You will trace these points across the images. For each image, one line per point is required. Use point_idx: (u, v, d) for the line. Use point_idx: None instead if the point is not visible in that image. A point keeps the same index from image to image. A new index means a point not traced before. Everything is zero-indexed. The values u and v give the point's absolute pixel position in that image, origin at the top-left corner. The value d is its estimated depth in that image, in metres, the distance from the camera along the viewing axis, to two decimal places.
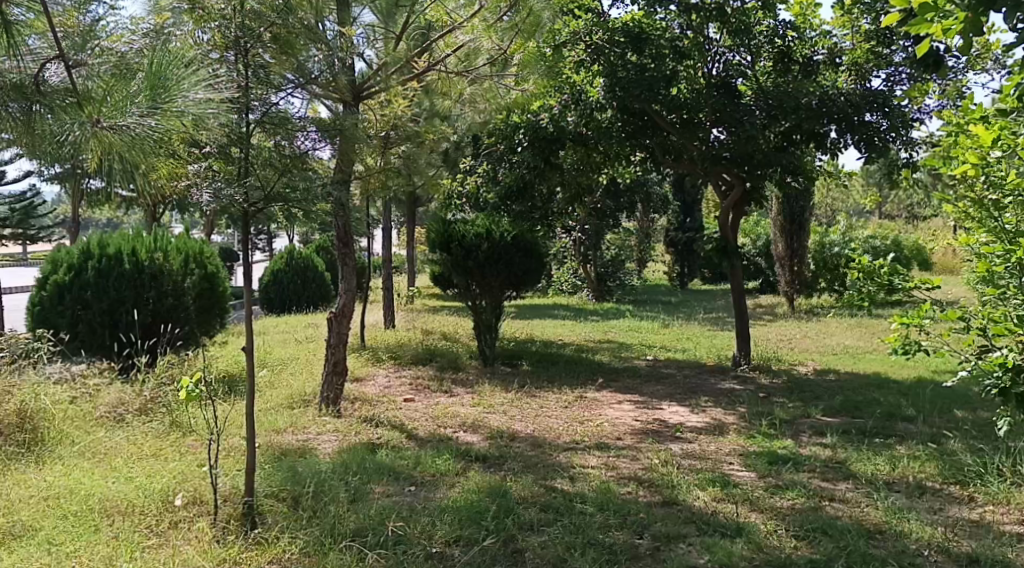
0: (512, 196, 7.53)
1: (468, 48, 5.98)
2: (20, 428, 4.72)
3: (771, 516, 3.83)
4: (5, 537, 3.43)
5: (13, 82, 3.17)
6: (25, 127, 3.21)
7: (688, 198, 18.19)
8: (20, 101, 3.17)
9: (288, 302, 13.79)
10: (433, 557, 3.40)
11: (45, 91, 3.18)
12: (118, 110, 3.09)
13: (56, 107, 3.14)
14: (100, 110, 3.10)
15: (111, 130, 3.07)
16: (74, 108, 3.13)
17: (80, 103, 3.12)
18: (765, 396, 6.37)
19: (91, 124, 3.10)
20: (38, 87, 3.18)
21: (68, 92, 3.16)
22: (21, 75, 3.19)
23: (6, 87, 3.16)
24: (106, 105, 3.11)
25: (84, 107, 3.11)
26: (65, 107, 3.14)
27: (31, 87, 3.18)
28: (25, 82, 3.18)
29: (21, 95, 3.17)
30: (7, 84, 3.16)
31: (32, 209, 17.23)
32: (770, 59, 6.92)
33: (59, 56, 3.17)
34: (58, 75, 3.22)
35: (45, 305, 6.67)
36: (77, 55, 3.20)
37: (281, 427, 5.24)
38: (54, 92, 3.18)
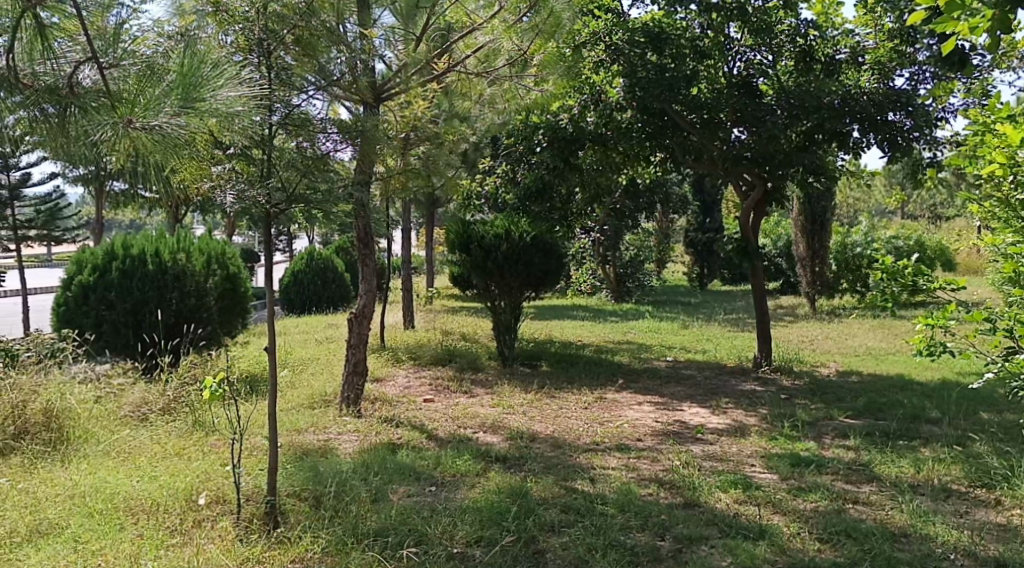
0: (532, 197, 7.42)
1: (488, 48, 6.02)
2: (46, 428, 4.77)
3: (794, 519, 3.81)
4: (33, 535, 3.47)
5: (47, 84, 3.17)
6: (60, 129, 3.20)
7: (708, 198, 18.16)
8: (55, 104, 3.17)
9: (309, 302, 13.87)
10: (455, 557, 3.40)
11: (80, 93, 3.18)
12: (150, 110, 3.09)
13: (91, 109, 3.15)
14: (133, 111, 3.10)
15: (144, 130, 3.08)
16: (107, 110, 3.13)
17: (112, 104, 3.12)
18: (787, 397, 6.33)
19: (124, 124, 3.09)
20: (73, 89, 3.18)
21: (100, 94, 3.17)
22: (55, 77, 3.19)
23: (40, 90, 3.16)
24: (138, 105, 3.10)
25: (117, 108, 3.11)
26: (99, 108, 3.14)
27: (65, 90, 3.18)
28: (59, 84, 3.18)
29: (56, 99, 3.17)
30: (39, 86, 3.15)
31: (58, 210, 17.48)
32: (792, 59, 6.86)
33: (91, 57, 3.16)
34: (91, 75, 3.19)
35: (70, 305, 6.74)
36: (109, 57, 3.19)
37: (303, 427, 5.27)
38: (88, 94, 3.17)
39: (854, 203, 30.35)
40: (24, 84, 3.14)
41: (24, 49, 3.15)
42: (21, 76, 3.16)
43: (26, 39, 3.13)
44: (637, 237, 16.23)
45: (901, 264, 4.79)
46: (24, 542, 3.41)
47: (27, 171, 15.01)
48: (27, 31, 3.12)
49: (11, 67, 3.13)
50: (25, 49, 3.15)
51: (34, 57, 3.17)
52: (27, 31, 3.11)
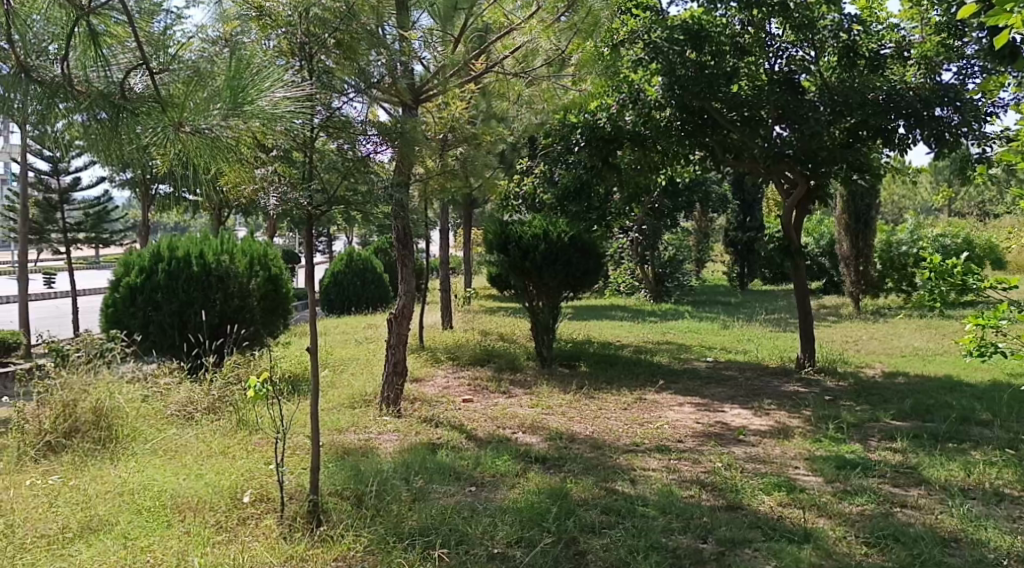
0: (569, 196, 7.50)
1: (526, 49, 6.02)
2: (96, 426, 4.87)
3: (840, 522, 3.74)
4: (84, 531, 3.54)
5: (100, 91, 3.18)
6: (113, 134, 3.20)
7: (747, 197, 17.96)
8: (108, 109, 3.18)
9: (348, 303, 14.00)
10: (495, 557, 3.40)
11: (131, 98, 3.20)
12: (200, 113, 3.15)
13: (142, 114, 3.17)
14: (184, 115, 3.15)
15: (194, 133, 3.16)
16: (159, 113, 3.17)
17: (163, 108, 3.17)
18: (831, 399, 6.22)
19: (175, 127, 3.16)
20: (125, 95, 3.20)
21: (152, 98, 3.20)
22: (107, 84, 3.21)
23: (93, 95, 3.17)
24: (188, 109, 3.16)
25: (168, 112, 3.16)
26: (151, 113, 3.17)
27: (118, 96, 3.20)
28: (112, 90, 3.20)
29: (109, 104, 3.18)
30: (93, 93, 3.17)
31: (106, 214, 17.90)
32: (835, 55, 6.68)
33: (143, 62, 3.20)
34: (143, 81, 3.23)
35: (118, 306, 6.90)
36: (160, 61, 3.24)
37: (343, 427, 5.31)
38: (140, 99, 3.20)
39: (899, 200, 29.81)
40: (78, 91, 3.17)
41: (78, 56, 3.18)
42: (76, 83, 3.19)
43: (79, 47, 3.18)
44: (675, 236, 16.13)
45: (949, 263, 4.69)
46: (77, 538, 3.49)
47: (78, 175, 15.41)
48: (79, 39, 3.17)
49: (66, 74, 3.16)
50: (78, 56, 3.19)
51: (87, 65, 3.19)
52: (79, 37, 3.17)
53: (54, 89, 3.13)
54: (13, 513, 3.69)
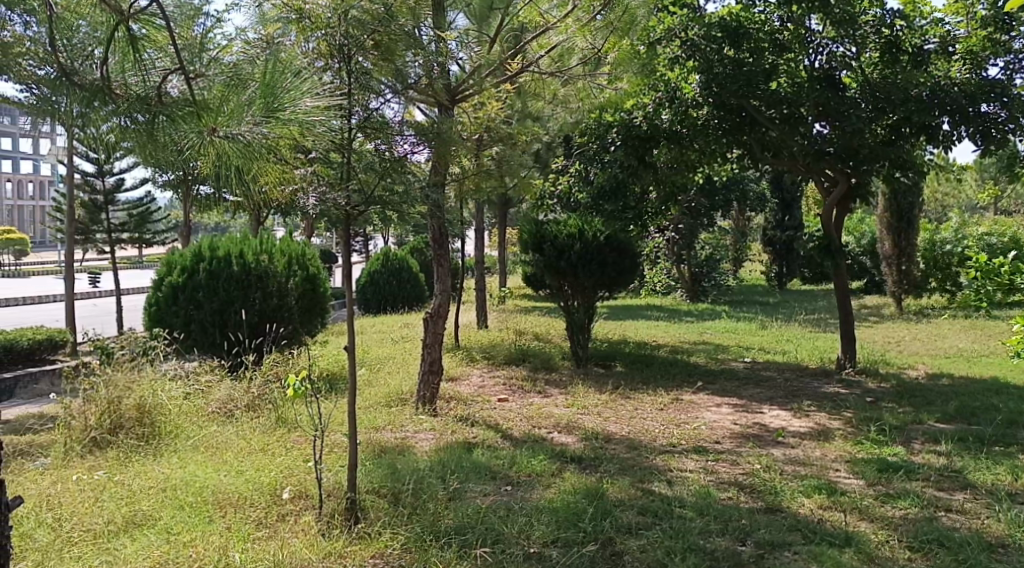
0: (604, 195, 7.55)
1: (561, 48, 6.07)
2: (140, 423, 4.97)
3: (883, 526, 3.68)
4: (129, 525, 3.61)
5: (138, 94, 3.23)
6: (150, 138, 3.27)
7: (786, 196, 17.74)
8: (145, 113, 3.22)
9: (385, 302, 14.08)
10: (531, 557, 3.39)
11: (166, 103, 3.23)
12: (233, 118, 3.17)
13: (179, 118, 3.21)
14: (216, 119, 3.17)
15: (226, 138, 3.17)
16: (193, 119, 3.19)
17: (198, 112, 3.18)
18: (873, 401, 6.12)
19: (208, 132, 3.18)
20: (161, 99, 3.23)
21: (186, 103, 3.22)
22: (145, 87, 3.25)
23: (131, 99, 3.22)
24: (222, 113, 3.17)
25: (202, 117, 3.18)
26: (185, 117, 3.20)
27: (154, 99, 3.24)
28: (149, 94, 3.24)
29: (146, 108, 3.22)
30: (131, 96, 3.23)
31: (149, 214, 18.16)
32: (877, 50, 6.54)
33: (179, 68, 3.21)
34: (179, 86, 3.25)
35: (161, 305, 7.03)
36: (196, 66, 3.26)
37: (380, 425, 5.35)
38: (176, 103, 3.22)
39: (943, 197, 29.21)
40: (117, 94, 3.22)
41: (118, 61, 3.23)
42: (115, 87, 3.24)
43: (119, 52, 3.22)
44: (712, 235, 15.98)
45: (997, 262, 4.62)
46: (121, 532, 3.55)
47: (122, 176, 15.76)
48: (119, 43, 3.21)
49: (106, 78, 3.22)
50: (118, 61, 3.23)
51: (126, 68, 3.24)
52: (119, 42, 3.21)
53: (94, 91, 3.19)
54: (61, 508, 3.77)
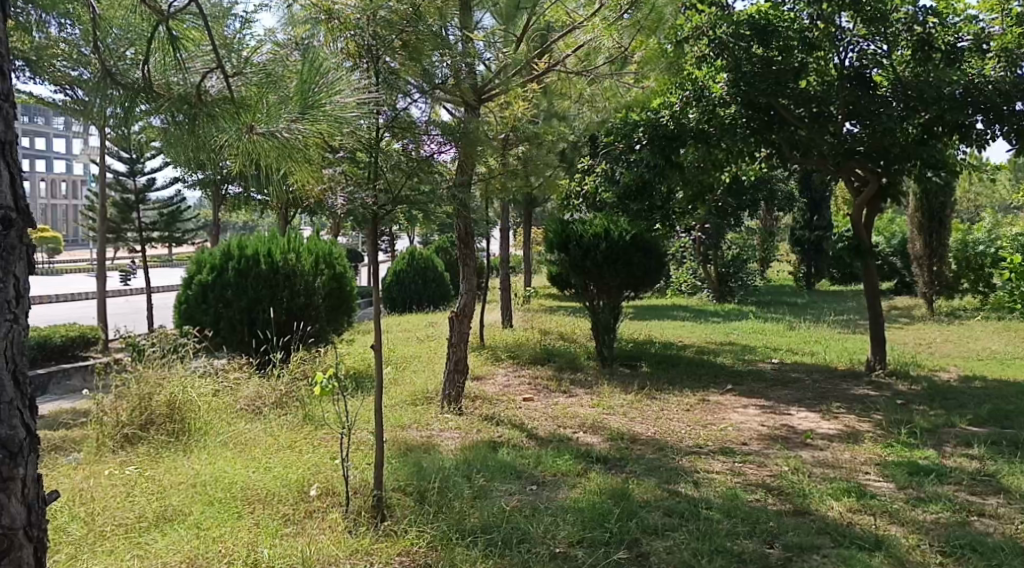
0: (630, 196, 7.48)
1: (588, 47, 6.00)
2: (170, 419, 5.03)
3: (913, 530, 3.63)
4: (159, 520, 3.66)
5: (179, 93, 3.21)
6: (191, 137, 3.28)
7: (816, 196, 17.55)
8: (187, 112, 3.22)
9: (410, 301, 14.13)
10: (557, 557, 3.39)
11: (207, 102, 3.24)
12: (271, 116, 3.25)
13: (218, 115, 3.24)
14: (256, 117, 3.25)
15: (265, 135, 3.26)
16: (231, 116, 3.25)
17: (237, 110, 3.25)
18: (904, 403, 6.04)
19: (247, 130, 3.26)
20: (202, 98, 3.23)
21: (226, 101, 3.26)
22: (185, 86, 3.23)
23: (173, 99, 3.20)
24: (260, 112, 3.25)
25: (241, 114, 3.25)
26: (224, 114, 3.24)
27: (195, 98, 3.23)
28: (190, 93, 3.23)
29: (187, 107, 3.22)
30: (173, 95, 3.20)
31: (179, 213, 18.34)
32: (908, 48, 6.45)
33: (218, 67, 3.20)
34: (219, 84, 3.26)
35: (190, 303, 7.12)
36: (236, 64, 3.27)
37: (407, 423, 5.37)
38: (215, 102, 3.24)
39: (976, 196, 28.77)
40: (160, 94, 3.19)
41: (158, 60, 3.19)
42: (157, 86, 3.21)
43: (159, 51, 3.18)
44: (739, 235, 15.85)
45: None
46: (151, 527, 3.59)
47: (153, 177, 16.01)
48: (158, 42, 3.17)
49: (147, 77, 3.19)
50: (159, 59, 3.19)
51: (167, 67, 3.20)
52: (158, 42, 3.17)
53: (137, 89, 3.17)
54: (93, 502, 3.83)
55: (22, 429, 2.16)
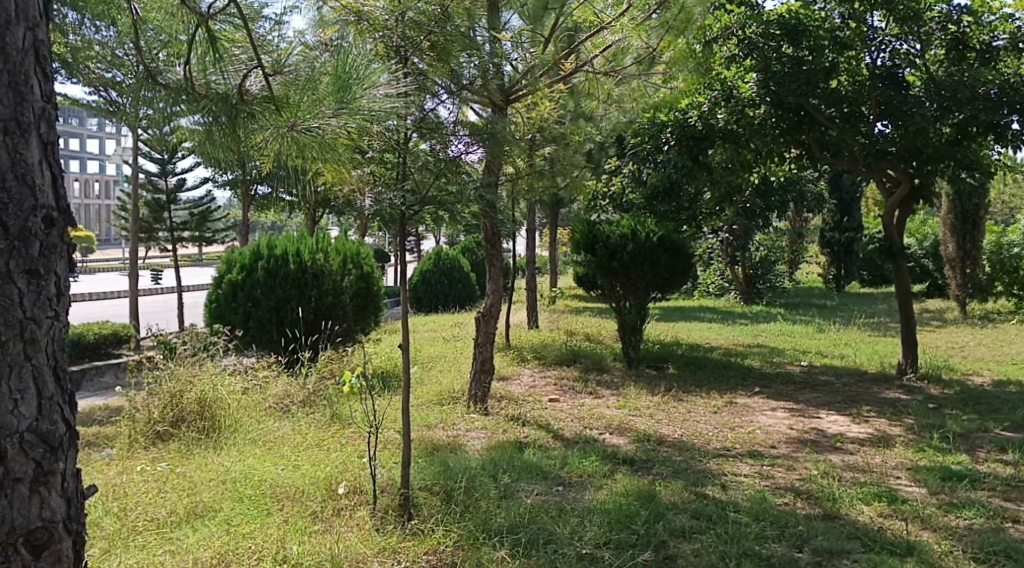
0: (658, 196, 7.33)
1: (616, 47, 5.99)
2: (200, 416, 5.09)
3: (946, 536, 3.59)
4: (191, 516, 3.70)
5: (220, 93, 3.22)
6: (232, 135, 3.27)
7: (846, 196, 17.35)
8: (227, 111, 3.23)
9: (437, 301, 14.18)
10: (583, 558, 3.37)
11: (248, 101, 3.26)
12: (311, 112, 3.23)
13: (259, 114, 3.26)
14: (297, 114, 3.24)
15: (306, 131, 3.25)
16: (273, 114, 3.26)
17: (278, 107, 3.25)
18: (936, 407, 5.96)
19: (287, 127, 3.26)
20: (243, 96, 3.25)
21: (267, 100, 3.26)
22: (225, 86, 3.24)
23: (213, 98, 3.21)
24: (301, 107, 3.24)
25: (282, 110, 3.25)
26: (267, 113, 3.26)
27: (236, 97, 3.25)
28: (231, 92, 3.24)
29: (227, 106, 3.23)
30: (213, 95, 3.21)
31: (209, 214, 18.54)
32: (942, 48, 6.38)
33: (258, 65, 3.23)
34: (259, 83, 3.27)
35: (221, 302, 7.21)
36: (275, 62, 3.27)
37: (433, 423, 5.39)
38: (257, 101, 3.26)
39: (1010, 197, 28.30)
40: (200, 93, 3.21)
41: (198, 59, 3.20)
42: (197, 86, 3.22)
43: (199, 51, 3.19)
44: (767, 236, 15.72)
45: None
46: (183, 523, 3.64)
47: (183, 178, 16.25)
48: (200, 44, 3.19)
49: (188, 77, 3.21)
50: (198, 59, 3.20)
51: (207, 67, 3.20)
52: (198, 42, 3.18)
53: (178, 89, 3.21)
54: (126, 497, 3.89)
55: (62, 424, 2.19)
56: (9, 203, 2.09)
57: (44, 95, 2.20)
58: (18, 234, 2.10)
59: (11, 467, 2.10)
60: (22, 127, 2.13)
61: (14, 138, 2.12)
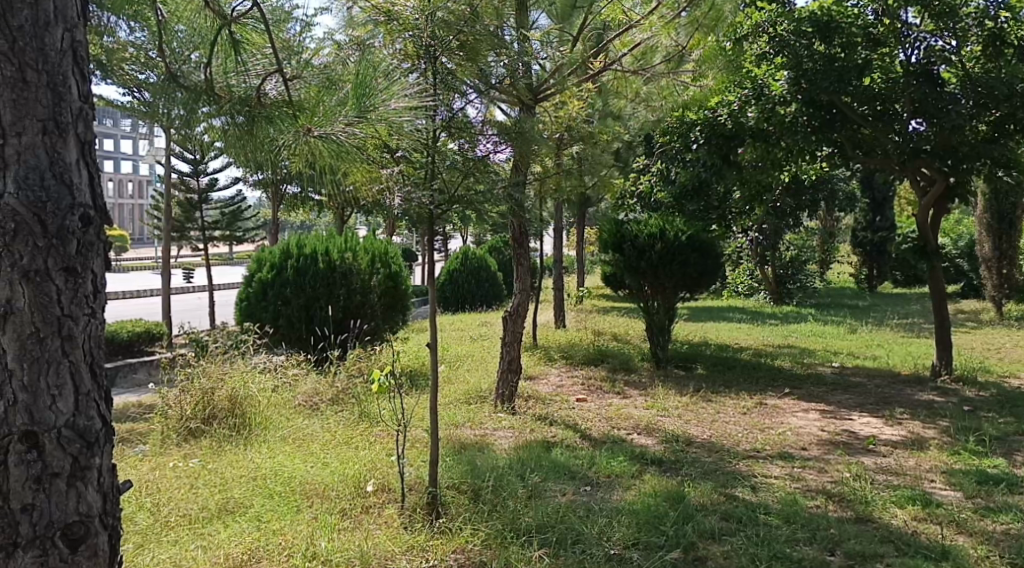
0: (686, 196, 7.72)
1: (645, 46, 5.93)
2: (231, 413, 5.15)
3: (982, 540, 3.52)
4: (221, 512, 3.74)
5: (239, 96, 3.28)
6: (249, 136, 3.32)
7: (878, 195, 17.12)
8: (245, 113, 3.27)
9: (464, 301, 14.20)
10: (612, 559, 3.35)
11: (266, 104, 3.30)
12: (327, 119, 3.26)
13: (277, 118, 3.29)
14: (313, 120, 3.26)
15: (322, 137, 3.25)
16: (291, 120, 3.28)
17: (295, 113, 3.28)
18: (971, 409, 5.86)
19: (304, 133, 3.27)
20: (261, 100, 3.30)
21: (284, 103, 3.31)
22: (245, 88, 3.30)
23: (233, 100, 3.27)
24: (317, 114, 3.27)
25: (299, 117, 3.28)
26: (284, 119, 3.29)
27: (254, 100, 3.30)
28: (250, 95, 3.30)
29: (245, 108, 3.27)
30: (233, 97, 3.27)
31: (239, 213, 18.68)
32: (978, 43, 6.16)
33: (278, 70, 3.28)
34: (278, 87, 3.32)
35: (251, 301, 7.27)
36: (294, 66, 3.33)
37: (460, 422, 5.38)
38: (274, 104, 3.30)
39: None
40: (220, 96, 3.26)
41: (220, 63, 3.29)
42: (218, 88, 3.28)
43: (221, 55, 3.29)
44: (797, 236, 15.57)
45: None
46: (214, 518, 3.68)
47: (214, 178, 16.41)
48: (222, 47, 3.28)
49: (209, 80, 3.26)
50: (221, 63, 3.29)
51: (228, 70, 3.29)
52: (220, 45, 3.28)
53: (200, 92, 3.24)
54: (159, 493, 3.94)
55: (99, 420, 2.23)
56: (48, 202, 2.12)
57: (82, 95, 2.24)
58: (56, 233, 2.13)
59: (49, 462, 2.13)
60: (60, 127, 2.17)
61: (52, 138, 2.15)
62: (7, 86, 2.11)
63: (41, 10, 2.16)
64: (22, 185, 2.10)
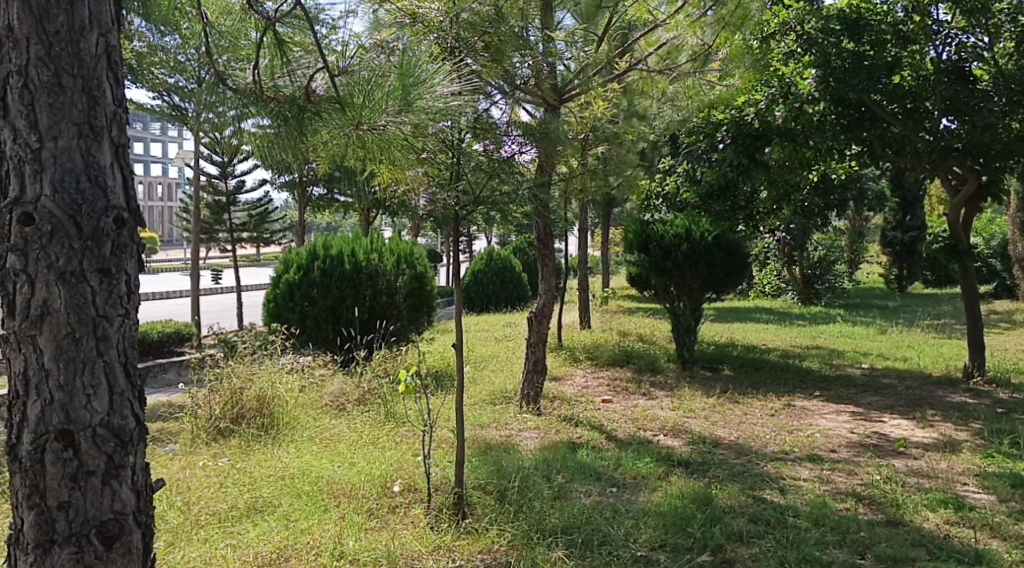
0: (713, 196, 7.56)
1: (670, 46, 5.93)
2: (260, 413, 5.19)
3: (1016, 545, 3.46)
4: (251, 511, 3.78)
5: (288, 96, 3.25)
6: (298, 136, 3.29)
7: (908, 194, 16.92)
8: (295, 112, 3.25)
9: (489, 301, 14.22)
10: (639, 560, 3.34)
11: (315, 102, 3.27)
12: (375, 110, 3.23)
13: (325, 115, 3.28)
14: (361, 114, 3.24)
15: (371, 131, 3.26)
16: (338, 115, 3.27)
17: (342, 107, 3.25)
18: (1004, 411, 5.76)
19: (354, 127, 3.27)
20: (310, 98, 3.26)
21: (334, 101, 3.26)
22: (295, 89, 3.27)
23: (281, 101, 3.24)
24: (364, 107, 3.23)
25: (347, 111, 3.25)
26: (333, 114, 3.27)
27: (303, 99, 3.26)
28: (298, 94, 3.27)
29: (295, 108, 3.25)
30: (282, 98, 3.24)
31: (266, 215, 18.81)
32: (1013, 40, 6.12)
33: (324, 67, 3.22)
34: (324, 84, 3.28)
35: (278, 301, 7.33)
36: (337, 64, 3.27)
37: (486, 422, 5.40)
38: (323, 101, 3.27)
39: None
40: (268, 97, 3.22)
41: (267, 64, 3.24)
42: (265, 89, 3.25)
43: (268, 55, 3.24)
44: (825, 236, 15.43)
45: None
46: (243, 517, 3.72)
47: (242, 178, 16.55)
48: (268, 47, 3.23)
49: (258, 82, 3.24)
50: (268, 63, 3.25)
51: (275, 71, 3.25)
52: (266, 47, 3.23)
53: (246, 93, 3.21)
54: (189, 491, 3.99)
55: (133, 419, 2.25)
56: (83, 204, 2.16)
57: (116, 99, 2.27)
58: (91, 235, 2.17)
59: (84, 460, 2.16)
60: (95, 130, 2.20)
61: (87, 140, 2.18)
62: (43, 90, 2.15)
63: (76, 16, 2.19)
64: (58, 187, 2.14)
